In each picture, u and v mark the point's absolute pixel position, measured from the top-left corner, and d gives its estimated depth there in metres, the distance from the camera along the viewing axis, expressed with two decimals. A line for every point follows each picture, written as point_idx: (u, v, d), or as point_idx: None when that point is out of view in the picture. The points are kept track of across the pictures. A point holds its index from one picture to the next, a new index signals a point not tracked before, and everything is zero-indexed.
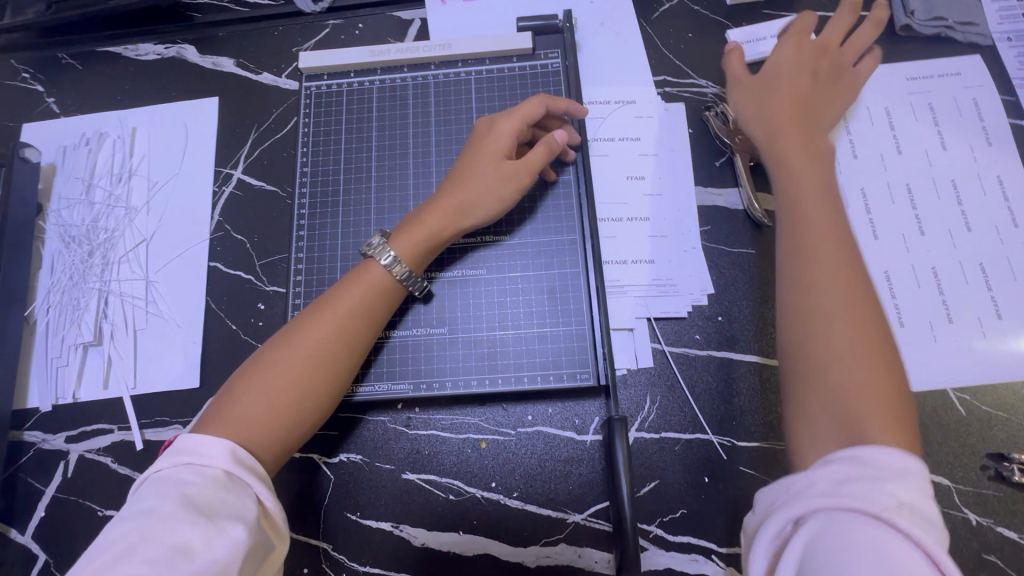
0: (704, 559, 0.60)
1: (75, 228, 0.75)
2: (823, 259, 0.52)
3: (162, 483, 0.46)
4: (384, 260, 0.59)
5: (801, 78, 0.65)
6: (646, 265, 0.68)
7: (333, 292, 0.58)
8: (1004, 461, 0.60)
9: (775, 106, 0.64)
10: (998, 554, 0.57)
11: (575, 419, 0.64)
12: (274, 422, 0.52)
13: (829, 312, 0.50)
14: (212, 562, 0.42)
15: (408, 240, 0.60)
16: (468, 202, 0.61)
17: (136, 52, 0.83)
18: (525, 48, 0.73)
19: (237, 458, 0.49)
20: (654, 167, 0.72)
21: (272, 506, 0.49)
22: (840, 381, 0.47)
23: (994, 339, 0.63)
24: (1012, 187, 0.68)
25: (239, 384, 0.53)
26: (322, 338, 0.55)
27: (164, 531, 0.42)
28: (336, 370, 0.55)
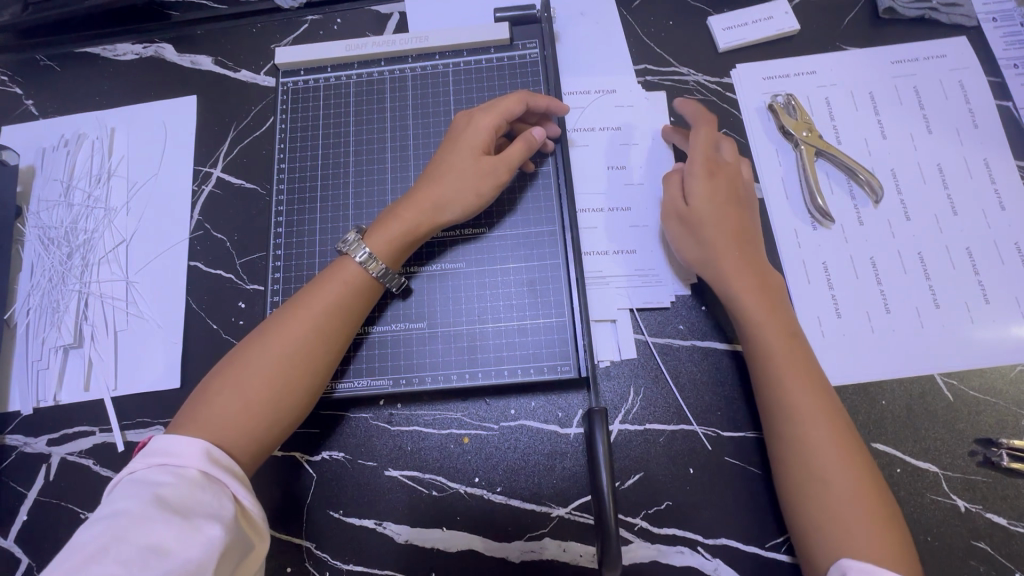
0: (690, 551, 0.59)
1: (54, 230, 0.75)
2: (785, 374, 0.54)
3: (136, 484, 0.46)
4: (359, 257, 0.58)
5: (727, 206, 0.62)
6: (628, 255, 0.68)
7: (307, 290, 0.58)
8: (993, 447, 0.59)
9: (715, 198, 0.62)
10: (987, 541, 0.57)
11: (558, 413, 0.63)
12: (248, 420, 0.51)
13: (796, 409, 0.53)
14: (186, 561, 0.42)
15: (384, 235, 0.59)
16: (444, 197, 0.60)
17: (114, 52, 0.83)
18: (503, 39, 0.72)
19: (212, 457, 0.48)
20: (635, 156, 0.71)
21: (250, 505, 0.48)
22: (827, 502, 0.50)
23: (982, 323, 0.62)
24: (999, 169, 0.67)
25: (212, 385, 0.53)
26: (295, 335, 0.54)
27: (137, 531, 0.42)
28: (310, 366, 0.55)
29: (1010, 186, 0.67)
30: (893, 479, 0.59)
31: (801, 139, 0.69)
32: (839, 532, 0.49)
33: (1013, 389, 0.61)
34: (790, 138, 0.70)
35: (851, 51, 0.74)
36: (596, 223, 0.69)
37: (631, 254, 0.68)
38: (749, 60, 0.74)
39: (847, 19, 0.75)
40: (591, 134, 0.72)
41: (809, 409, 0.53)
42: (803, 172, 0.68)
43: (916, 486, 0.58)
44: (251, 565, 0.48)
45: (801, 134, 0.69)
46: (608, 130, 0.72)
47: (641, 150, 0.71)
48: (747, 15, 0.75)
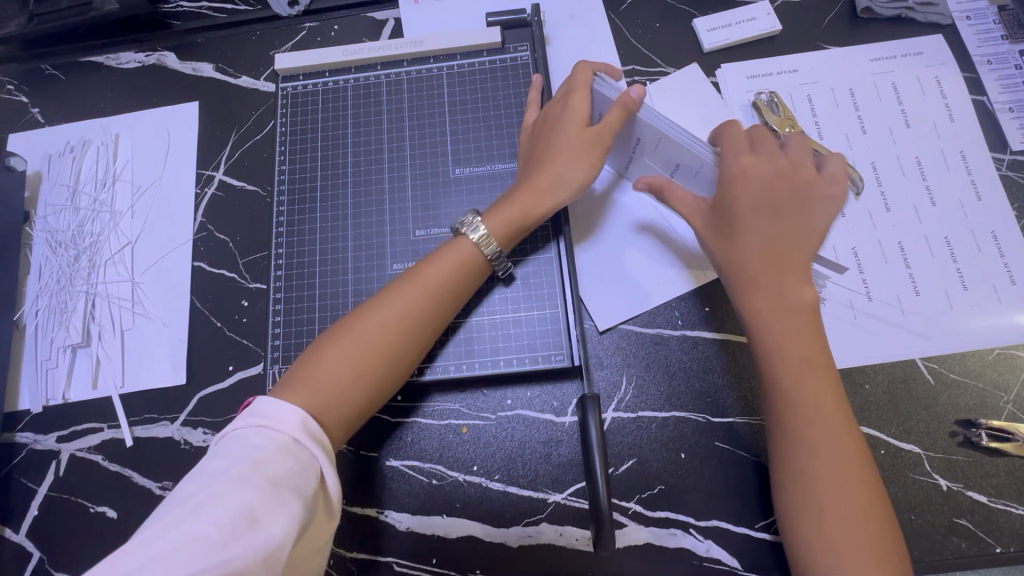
0: (683, 533, 0.61)
1: (61, 233, 0.77)
2: (801, 386, 0.53)
3: (237, 444, 0.48)
4: (476, 236, 0.60)
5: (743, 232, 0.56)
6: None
7: (419, 267, 0.60)
8: (973, 428, 0.61)
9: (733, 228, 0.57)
10: (969, 518, 0.59)
11: (554, 402, 0.65)
12: (354, 388, 0.54)
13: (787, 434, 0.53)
14: (273, 531, 0.44)
15: (502, 219, 0.61)
16: (560, 179, 0.62)
17: (118, 61, 0.85)
18: (494, 43, 0.75)
19: (306, 427, 0.50)
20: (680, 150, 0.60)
21: (330, 485, 0.50)
22: (827, 527, 0.49)
23: (961, 310, 0.65)
24: (975, 161, 0.70)
25: (324, 349, 0.55)
26: (408, 313, 0.57)
27: (233, 495, 0.44)
28: (420, 334, 0.58)
29: (987, 177, 0.69)
30: (877, 460, 0.61)
31: (785, 135, 0.70)
32: (832, 554, 0.48)
33: (991, 371, 0.63)
34: (775, 135, 0.71)
35: (831, 50, 0.76)
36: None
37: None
38: (733, 59, 0.77)
39: (827, 19, 0.78)
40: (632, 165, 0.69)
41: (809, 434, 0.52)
42: None
43: (900, 466, 0.61)
44: (312, 543, 0.50)
45: (786, 130, 0.70)
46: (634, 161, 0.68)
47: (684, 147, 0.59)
48: (731, 17, 0.78)
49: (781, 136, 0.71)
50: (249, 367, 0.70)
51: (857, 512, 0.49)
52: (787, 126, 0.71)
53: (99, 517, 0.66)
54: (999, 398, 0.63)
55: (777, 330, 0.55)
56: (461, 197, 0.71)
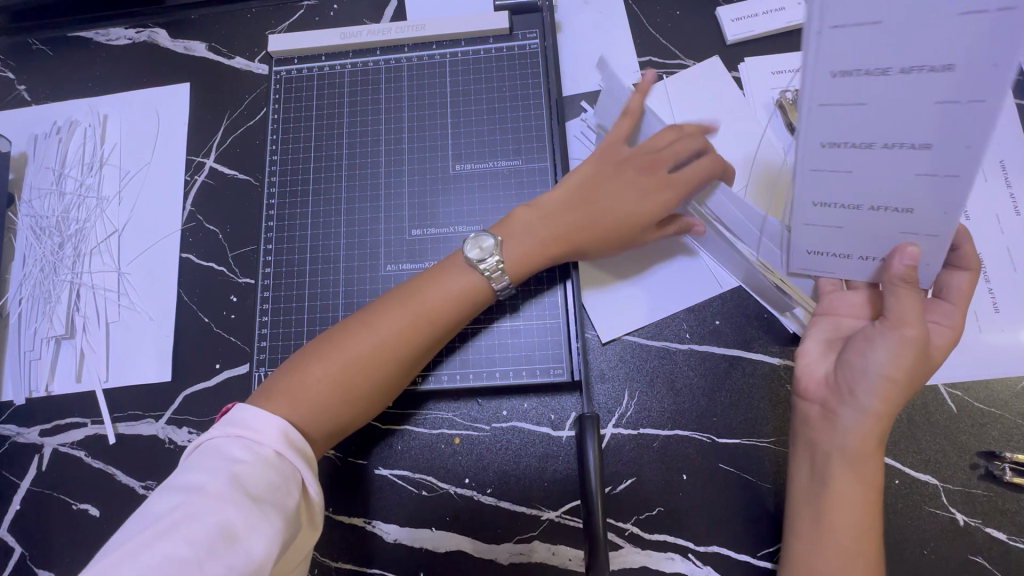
0: (681, 558, 0.58)
1: (46, 219, 0.74)
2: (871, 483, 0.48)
3: (213, 455, 0.46)
4: (485, 265, 0.56)
5: (916, 323, 0.45)
6: (851, 263, 0.48)
7: (418, 285, 0.56)
8: (996, 460, 0.58)
9: (899, 316, 0.45)
10: (986, 556, 0.56)
11: (552, 415, 0.62)
12: (336, 403, 0.52)
13: (836, 504, 0.48)
14: (253, 549, 0.41)
15: (521, 249, 0.58)
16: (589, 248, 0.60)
17: (107, 37, 0.81)
18: (502, 29, 0.70)
19: (288, 438, 0.48)
20: (956, 129, 0.37)
21: (314, 495, 0.48)
22: None
23: (991, 333, 0.60)
24: (1016, 172, 0.65)
25: (311, 360, 0.53)
26: (401, 332, 0.54)
27: (208, 511, 0.41)
28: (412, 353, 0.55)
29: None
30: (891, 490, 0.57)
31: None
32: None
33: (1020, 401, 0.59)
34: None
35: None
36: (838, 221, 0.45)
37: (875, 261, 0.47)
38: (758, 53, 0.71)
39: None
40: (861, 85, 0.36)
41: (850, 513, 0.48)
42: None
43: (914, 498, 0.57)
44: (296, 553, 0.47)
45: None
46: (867, 86, 0.36)
47: (963, 136, 0.37)
48: (758, 5, 0.72)
49: None
50: (236, 366, 0.67)
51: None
52: None
53: (81, 515, 0.64)
54: None
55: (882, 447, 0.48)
56: (461, 194, 0.67)
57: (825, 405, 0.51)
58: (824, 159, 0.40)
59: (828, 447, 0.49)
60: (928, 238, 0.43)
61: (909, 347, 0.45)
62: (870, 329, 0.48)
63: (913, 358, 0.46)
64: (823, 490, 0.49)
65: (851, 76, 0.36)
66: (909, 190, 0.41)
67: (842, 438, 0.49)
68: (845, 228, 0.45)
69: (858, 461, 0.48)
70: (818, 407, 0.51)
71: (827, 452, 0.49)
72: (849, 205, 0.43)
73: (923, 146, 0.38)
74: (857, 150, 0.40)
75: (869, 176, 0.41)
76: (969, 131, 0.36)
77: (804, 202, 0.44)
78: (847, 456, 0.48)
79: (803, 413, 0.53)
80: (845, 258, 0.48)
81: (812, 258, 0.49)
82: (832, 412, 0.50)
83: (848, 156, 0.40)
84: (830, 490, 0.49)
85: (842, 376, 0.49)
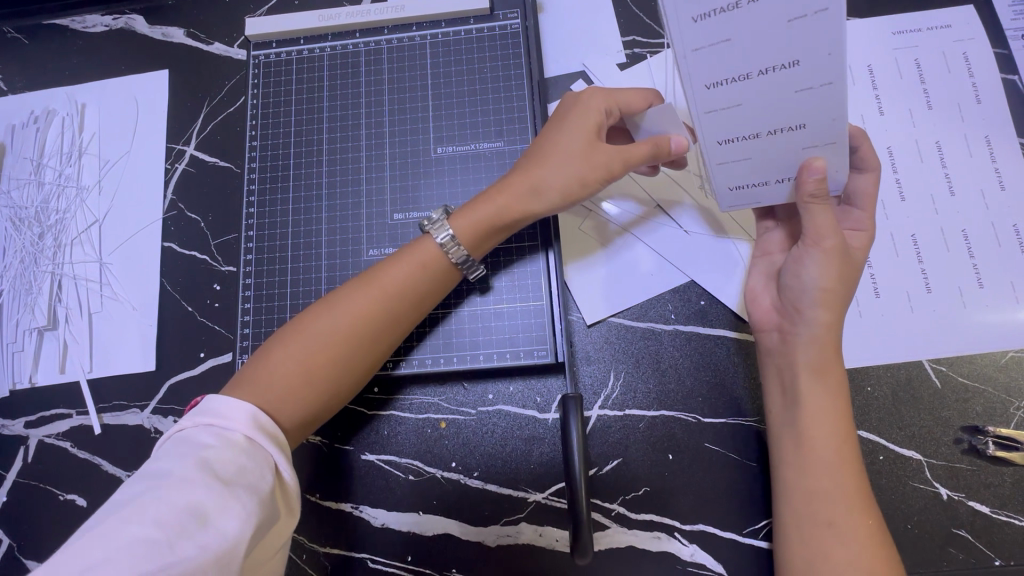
0: (667, 537, 0.59)
1: (25, 210, 0.73)
2: (817, 393, 0.50)
3: (182, 444, 0.45)
4: (439, 236, 0.56)
5: (830, 234, 0.49)
6: (772, 188, 0.50)
7: (376, 267, 0.56)
8: (979, 435, 0.58)
9: (815, 231, 0.49)
10: (969, 529, 0.56)
11: (538, 398, 0.62)
12: (303, 391, 0.51)
13: (812, 420, 0.50)
14: (225, 529, 0.41)
15: (469, 217, 0.56)
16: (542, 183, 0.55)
17: (83, 24, 0.79)
18: (483, 9, 0.69)
19: (258, 423, 0.48)
20: (819, 41, 0.39)
21: (289, 478, 0.47)
22: (823, 517, 0.48)
23: (974, 309, 0.60)
24: (1001, 147, 0.64)
25: (275, 350, 0.52)
26: (365, 313, 0.53)
27: (177, 493, 0.41)
28: (376, 339, 0.54)
29: (1012, 165, 0.64)
30: (875, 467, 0.58)
31: None
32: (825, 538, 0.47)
33: (1003, 375, 0.59)
34: None
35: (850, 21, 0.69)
36: (746, 152, 0.47)
37: (789, 181, 0.49)
38: None
39: None
40: (723, 22, 0.39)
41: (825, 426, 0.50)
42: None
43: (900, 473, 0.57)
44: (274, 539, 0.47)
45: None
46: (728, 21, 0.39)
47: (825, 45, 0.39)
48: None
49: None
50: (221, 355, 0.67)
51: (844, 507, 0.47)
52: None
53: (68, 505, 0.64)
54: (1009, 403, 0.59)
55: (817, 352, 0.51)
56: (444, 178, 0.66)
57: (781, 330, 0.54)
58: (716, 99, 0.43)
59: (791, 362, 0.52)
60: (827, 146, 0.45)
61: (832, 256, 0.50)
62: (798, 250, 0.52)
63: (839, 264, 0.50)
64: (796, 411, 0.51)
65: (711, 17, 0.39)
66: (794, 106, 0.43)
67: (802, 353, 0.52)
68: (756, 158, 0.47)
69: (819, 371, 0.51)
70: (775, 335, 0.54)
71: (794, 370, 0.52)
72: (751, 135, 0.45)
73: (792, 63, 0.40)
74: (740, 83, 0.42)
75: (757, 105, 0.43)
76: (825, 40, 0.39)
77: (711, 141, 0.46)
78: (810, 369, 0.51)
79: (764, 346, 0.55)
80: (763, 186, 0.50)
81: (736, 192, 0.51)
82: (788, 334, 0.53)
83: (734, 89, 0.42)
84: (805, 410, 0.50)
85: (787, 299, 0.53)
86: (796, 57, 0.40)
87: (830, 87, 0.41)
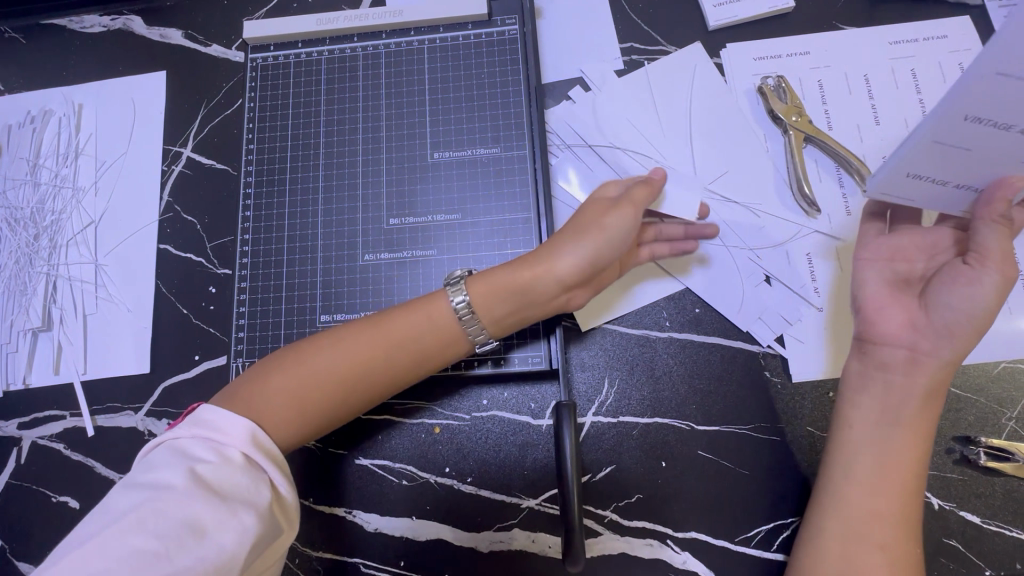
0: (660, 544, 0.59)
1: (21, 210, 0.73)
2: (919, 424, 0.49)
3: (177, 455, 0.45)
4: (455, 300, 0.54)
5: (1012, 265, 0.46)
6: (944, 190, 0.49)
7: (389, 314, 0.55)
8: (970, 445, 0.58)
9: (999, 256, 0.46)
10: (959, 539, 0.56)
11: (532, 404, 0.62)
12: (294, 422, 0.50)
13: (904, 445, 0.49)
14: (222, 543, 0.41)
15: (484, 281, 0.54)
16: (563, 255, 0.54)
17: (81, 25, 0.79)
18: (481, 15, 0.69)
19: (256, 440, 0.47)
20: None
21: (286, 493, 0.47)
22: (874, 538, 0.47)
23: None
24: None
25: (272, 374, 0.51)
26: (366, 357, 0.52)
27: (174, 507, 0.41)
28: (375, 386, 0.53)
29: None
30: None
31: (790, 124, 0.65)
32: (866, 558, 0.47)
33: (995, 386, 0.60)
34: (779, 124, 0.66)
35: (848, 31, 0.69)
36: (967, 141, 0.44)
37: (970, 191, 0.48)
38: (740, 39, 0.70)
39: None
40: None
41: (912, 454, 0.49)
42: (791, 159, 0.65)
43: None
44: (277, 547, 0.47)
45: (791, 119, 0.65)
46: None
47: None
48: None
49: (786, 127, 0.65)
50: (215, 358, 0.67)
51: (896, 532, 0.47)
52: (791, 115, 0.65)
53: (61, 507, 0.64)
54: (1001, 414, 0.59)
55: (930, 385, 0.49)
56: (441, 182, 0.66)
57: (911, 349, 0.50)
58: (1017, 68, 0.39)
59: (907, 386, 0.50)
60: None
61: (1004, 287, 0.47)
62: (966, 268, 0.48)
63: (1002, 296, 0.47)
64: (895, 434, 0.49)
65: None
66: None
67: (925, 379, 0.49)
68: (972, 152, 0.45)
69: (931, 401, 0.49)
70: (902, 350, 0.51)
71: (911, 392, 0.50)
72: (998, 126, 0.42)
73: None
74: None
75: None
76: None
77: (955, 112, 0.42)
78: (925, 397, 0.49)
79: (879, 355, 0.52)
80: (935, 184, 0.48)
81: (905, 180, 0.49)
82: (920, 354, 0.50)
83: None
84: (904, 436, 0.49)
85: (934, 318, 0.49)
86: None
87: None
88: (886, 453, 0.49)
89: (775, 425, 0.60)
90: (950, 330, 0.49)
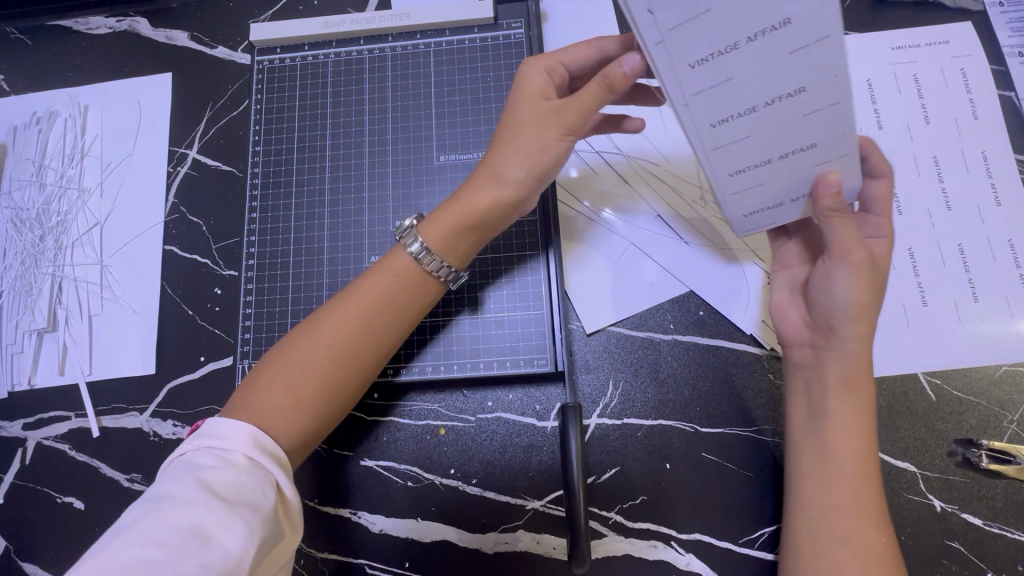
0: (664, 545, 0.59)
1: (26, 211, 0.73)
2: (839, 410, 0.51)
3: (183, 467, 0.46)
4: (412, 247, 0.56)
5: (856, 248, 0.48)
6: (785, 208, 0.49)
7: (354, 284, 0.56)
8: (973, 447, 0.58)
9: (840, 247, 0.48)
10: (962, 541, 0.57)
11: (537, 406, 0.63)
12: (299, 413, 0.51)
13: (836, 436, 0.51)
14: (229, 548, 0.41)
15: (439, 226, 0.56)
16: (499, 165, 0.55)
17: (87, 26, 0.79)
18: (486, 18, 0.69)
19: (261, 444, 0.48)
20: (820, 67, 0.37)
21: (291, 495, 0.47)
22: (831, 531, 0.49)
23: (969, 323, 0.61)
24: (997, 164, 0.65)
25: (267, 372, 0.52)
26: (348, 333, 0.53)
27: (180, 514, 0.41)
28: (362, 357, 0.54)
29: (1007, 182, 0.65)
30: None
31: None
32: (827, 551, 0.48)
33: (997, 389, 0.60)
34: None
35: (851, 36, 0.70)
36: (759, 180, 0.46)
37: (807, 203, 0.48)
38: None
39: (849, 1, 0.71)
40: (717, 62, 0.36)
41: (847, 440, 0.50)
42: None
43: (894, 485, 0.58)
44: (279, 555, 0.48)
45: None
46: (727, 62, 0.37)
47: (830, 69, 0.37)
48: None
49: None
50: (221, 359, 0.67)
51: (853, 522, 0.48)
52: None
53: (66, 508, 0.64)
54: (1003, 417, 0.60)
55: (850, 369, 0.51)
56: (446, 185, 0.66)
57: (814, 346, 0.53)
58: (719, 136, 0.41)
59: (821, 378, 0.52)
60: (842, 159, 0.44)
61: (863, 270, 0.49)
62: (826, 265, 0.51)
63: (870, 279, 0.49)
64: (822, 425, 0.51)
65: (710, 59, 0.36)
66: (804, 128, 0.41)
67: (833, 370, 0.51)
68: (791, 176, 0.45)
69: (852, 387, 0.50)
70: (808, 350, 0.54)
71: (824, 383, 0.52)
72: (771, 160, 0.44)
73: (796, 91, 0.39)
74: (745, 117, 0.40)
75: (766, 134, 0.41)
76: (829, 66, 0.37)
77: (721, 175, 0.45)
78: (842, 384, 0.51)
79: (794, 359, 0.55)
80: (777, 207, 0.49)
81: (750, 219, 0.50)
82: (822, 350, 0.52)
83: (738, 125, 0.41)
84: (830, 425, 0.51)
85: (817, 315, 0.53)
86: (844, 96, 0.39)
87: (829, 109, 0.40)
88: (821, 443, 0.51)
89: (778, 427, 0.61)
90: (838, 324, 0.51)
